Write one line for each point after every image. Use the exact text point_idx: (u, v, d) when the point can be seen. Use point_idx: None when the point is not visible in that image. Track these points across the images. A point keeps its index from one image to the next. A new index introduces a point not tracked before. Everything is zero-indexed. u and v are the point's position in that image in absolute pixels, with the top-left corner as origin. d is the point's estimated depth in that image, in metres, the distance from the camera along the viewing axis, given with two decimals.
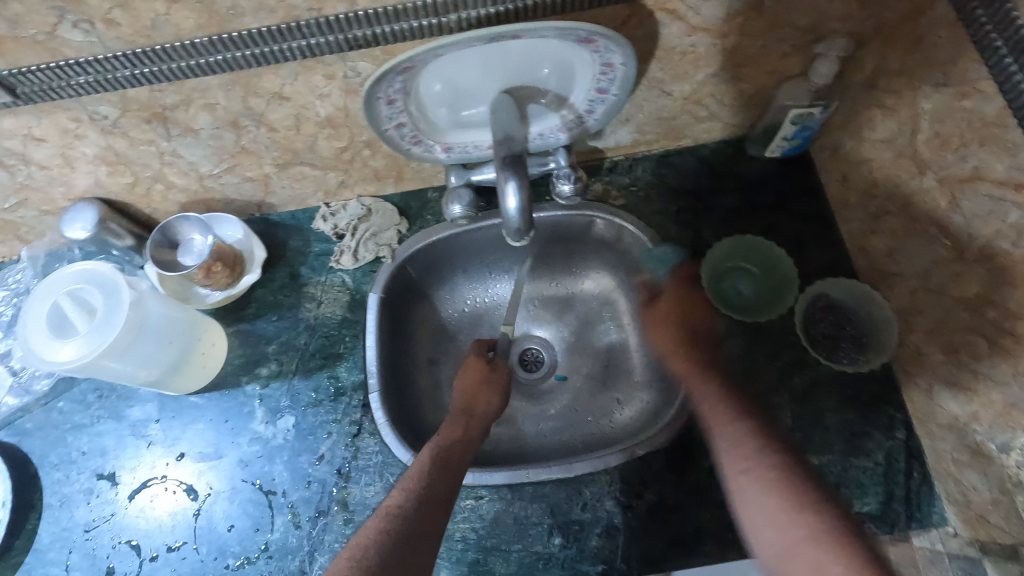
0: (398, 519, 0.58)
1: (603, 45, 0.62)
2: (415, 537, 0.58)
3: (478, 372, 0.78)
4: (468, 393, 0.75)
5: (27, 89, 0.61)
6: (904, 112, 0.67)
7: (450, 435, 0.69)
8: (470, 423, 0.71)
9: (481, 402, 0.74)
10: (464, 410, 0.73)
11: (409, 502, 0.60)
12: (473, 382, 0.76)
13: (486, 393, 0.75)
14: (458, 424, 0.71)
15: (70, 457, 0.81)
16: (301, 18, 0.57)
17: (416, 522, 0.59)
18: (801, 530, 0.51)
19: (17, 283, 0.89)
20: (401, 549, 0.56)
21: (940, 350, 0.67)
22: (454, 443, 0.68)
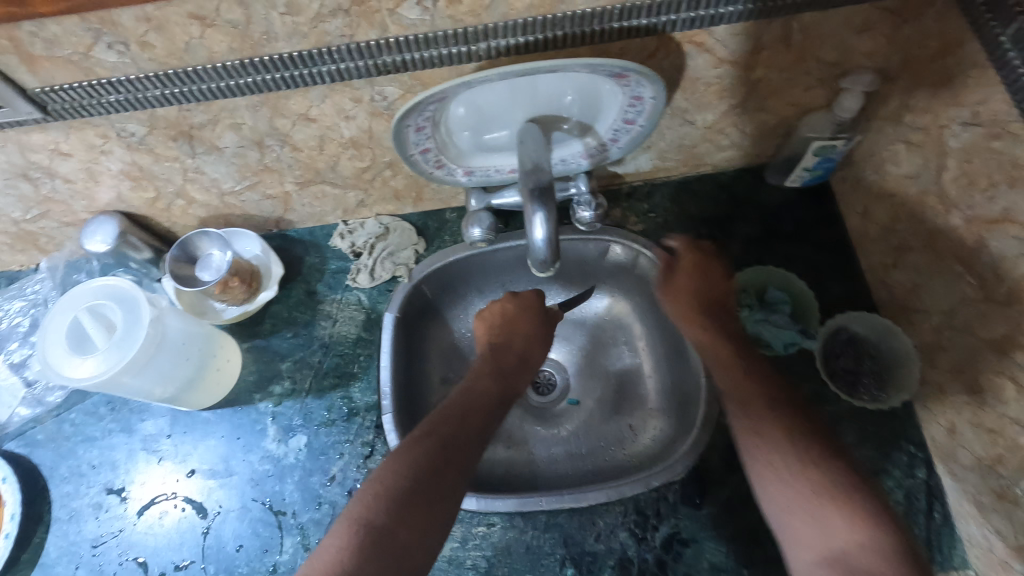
0: (444, 441, 0.58)
1: (635, 80, 0.62)
2: (456, 461, 0.57)
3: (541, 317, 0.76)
4: (529, 340, 0.73)
5: (58, 106, 0.61)
6: (930, 149, 0.67)
7: (507, 380, 0.69)
8: (528, 370, 0.72)
9: (538, 350, 0.74)
10: (523, 357, 0.72)
11: (453, 431, 0.59)
12: (534, 331, 0.74)
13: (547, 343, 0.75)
14: (518, 370, 0.70)
15: (80, 471, 0.80)
16: (333, 43, 0.58)
17: (460, 448, 0.58)
18: (806, 479, 0.54)
19: (35, 294, 0.89)
20: (440, 467, 0.55)
21: (964, 389, 0.66)
22: (508, 390, 0.68)
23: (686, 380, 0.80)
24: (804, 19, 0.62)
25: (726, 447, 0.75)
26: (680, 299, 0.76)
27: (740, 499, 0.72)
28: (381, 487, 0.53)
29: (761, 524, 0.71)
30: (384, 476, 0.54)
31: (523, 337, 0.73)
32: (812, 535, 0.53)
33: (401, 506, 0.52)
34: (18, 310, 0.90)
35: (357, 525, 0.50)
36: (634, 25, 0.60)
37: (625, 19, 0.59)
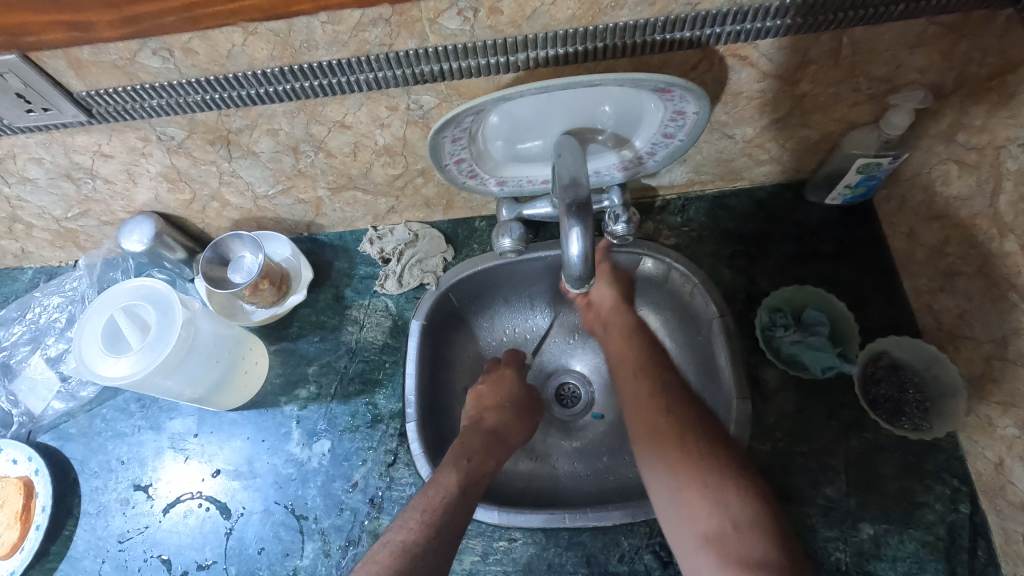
0: (417, 536, 0.60)
1: (679, 94, 0.61)
2: (433, 554, 0.59)
3: (510, 394, 0.81)
4: (498, 414, 0.77)
5: (102, 110, 0.63)
6: (985, 171, 0.64)
7: (475, 461, 0.70)
8: (496, 450, 0.73)
9: (510, 432, 0.77)
10: (491, 435, 0.74)
11: (427, 522, 0.62)
12: (502, 405, 0.79)
13: (517, 420, 0.79)
14: (490, 449, 0.73)
15: (109, 466, 0.82)
16: (372, 52, 0.58)
17: (422, 559, 0.59)
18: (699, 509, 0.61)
19: (72, 291, 0.91)
20: (418, 561, 0.58)
21: (1015, 424, 0.63)
22: (477, 471, 0.69)
23: (716, 399, 0.78)
24: (854, 34, 0.60)
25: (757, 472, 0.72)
26: (619, 349, 0.78)
27: None
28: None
29: None
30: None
31: (492, 412, 0.78)
32: None
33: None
34: (55, 306, 0.91)
35: None
36: (678, 38, 0.58)
37: (668, 31, 0.58)
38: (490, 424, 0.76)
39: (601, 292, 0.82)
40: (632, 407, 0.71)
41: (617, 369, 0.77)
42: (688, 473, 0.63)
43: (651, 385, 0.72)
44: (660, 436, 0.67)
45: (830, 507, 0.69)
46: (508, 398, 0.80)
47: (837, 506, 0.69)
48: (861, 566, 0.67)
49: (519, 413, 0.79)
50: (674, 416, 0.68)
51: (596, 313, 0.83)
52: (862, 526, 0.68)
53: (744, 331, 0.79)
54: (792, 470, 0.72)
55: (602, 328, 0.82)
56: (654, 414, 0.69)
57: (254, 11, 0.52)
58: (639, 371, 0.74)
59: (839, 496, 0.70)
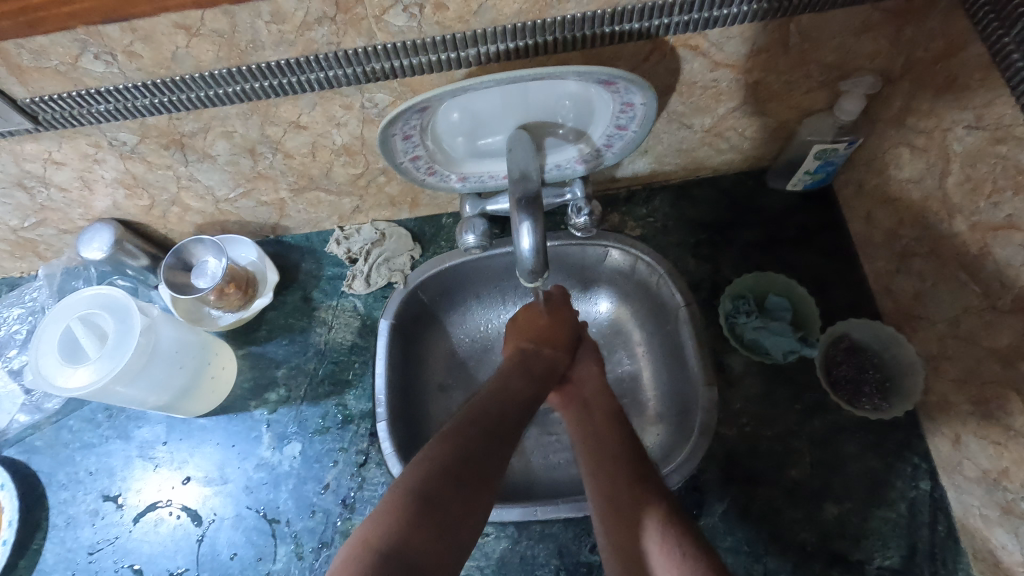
0: (478, 422, 0.61)
1: (624, 86, 0.61)
2: (509, 436, 0.62)
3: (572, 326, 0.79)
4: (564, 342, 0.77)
5: (49, 117, 0.62)
6: (934, 153, 0.65)
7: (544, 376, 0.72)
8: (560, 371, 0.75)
9: (565, 357, 0.76)
10: (559, 355, 0.76)
11: (495, 412, 0.63)
12: (568, 330, 0.78)
13: (572, 349, 0.78)
14: (547, 372, 0.73)
15: (77, 477, 0.81)
16: (320, 51, 0.57)
17: (501, 439, 0.61)
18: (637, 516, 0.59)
19: (33, 301, 0.90)
20: (495, 438, 0.60)
21: (969, 400, 0.65)
22: (544, 384, 0.72)
23: (683, 386, 0.79)
24: (801, 21, 0.61)
25: (724, 457, 0.73)
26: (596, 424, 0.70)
27: (739, 511, 0.70)
28: (448, 446, 0.57)
29: (760, 537, 0.69)
30: (442, 445, 0.57)
31: (548, 339, 0.77)
32: None
33: (471, 462, 0.56)
34: (16, 318, 0.90)
35: (403, 487, 0.53)
36: (626, 29, 0.59)
37: (617, 23, 0.58)
38: (549, 348, 0.76)
39: (585, 368, 0.78)
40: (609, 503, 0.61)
41: (587, 453, 0.67)
42: (667, 566, 0.54)
43: (623, 471, 0.63)
44: (641, 525, 0.58)
45: (795, 489, 0.70)
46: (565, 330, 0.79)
47: (802, 488, 0.70)
48: (827, 546, 0.68)
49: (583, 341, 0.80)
50: (655, 505, 0.59)
51: (576, 390, 0.76)
52: (826, 506, 0.69)
53: (710, 318, 0.80)
54: (758, 455, 0.73)
55: (583, 407, 0.73)
56: (632, 505, 0.60)
57: (189, 5, 0.51)
58: (614, 455, 0.65)
59: (804, 478, 0.71)
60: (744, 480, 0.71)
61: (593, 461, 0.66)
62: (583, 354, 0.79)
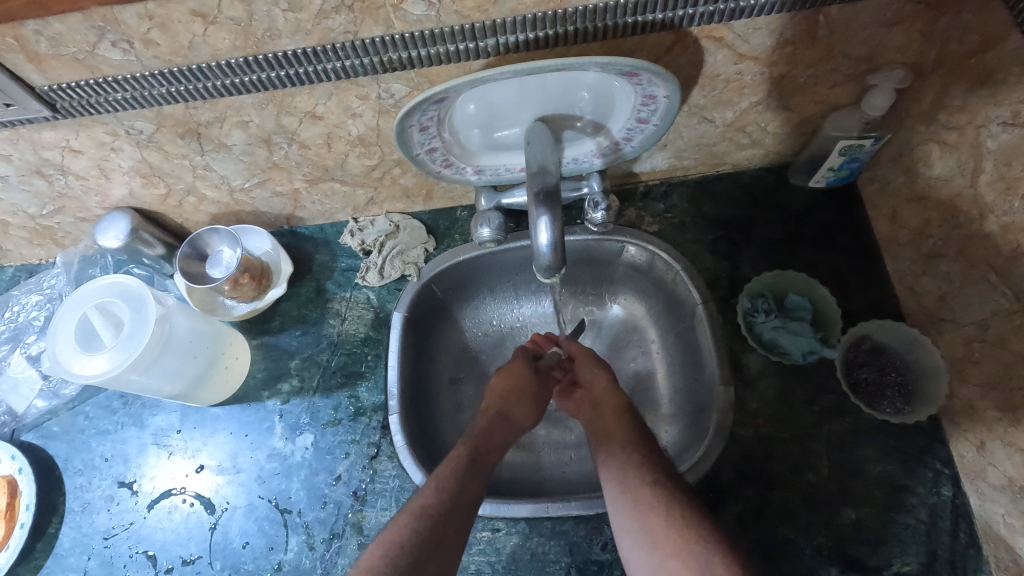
0: (418, 516, 0.57)
1: (647, 78, 0.60)
2: (454, 522, 0.58)
3: (517, 381, 0.76)
4: (505, 399, 0.74)
5: (67, 105, 0.62)
6: (966, 151, 0.63)
7: (482, 437, 0.68)
8: (505, 433, 0.71)
9: (517, 412, 0.73)
10: (499, 415, 0.72)
11: (443, 490, 0.60)
12: (514, 388, 0.75)
13: (526, 403, 0.75)
14: (494, 426, 0.70)
15: (93, 463, 0.82)
16: (337, 41, 0.57)
17: (447, 527, 0.58)
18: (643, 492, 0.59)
19: (51, 288, 0.91)
20: (436, 528, 0.57)
21: (996, 406, 0.63)
22: (485, 446, 0.68)
23: (699, 385, 0.78)
24: (831, 12, 0.59)
25: (739, 458, 0.72)
26: (603, 424, 0.70)
27: (753, 513, 0.69)
28: (383, 548, 0.54)
29: (774, 539, 0.68)
30: (382, 546, 0.54)
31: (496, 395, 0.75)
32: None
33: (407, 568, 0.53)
34: (34, 304, 0.91)
35: None
36: (649, 20, 0.57)
37: (640, 13, 0.56)
38: (493, 406, 0.73)
39: (589, 371, 0.78)
40: (617, 485, 0.62)
41: (602, 443, 0.68)
42: (670, 539, 0.54)
43: (632, 455, 0.64)
44: (648, 504, 0.58)
45: (811, 492, 0.69)
46: (511, 385, 0.76)
47: (819, 492, 0.69)
48: (844, 551, 0.66)
49: (531, 398, 0.76)
50: (661, 485, 0.59)
51: (586, 394, 0.76)
52: (844, 510, 0.68)
53: (727, 317, 0.79)
54: (775, 456, 0.71)
55: (592, 406, 0.74)
56: (642, 486, 0.60)
57: None
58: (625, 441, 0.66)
59: (822, 481, 0.70)
60: (759, 482, 0.70)
61: (606, 450, 0.66)
62: (582, 363, 0.79)
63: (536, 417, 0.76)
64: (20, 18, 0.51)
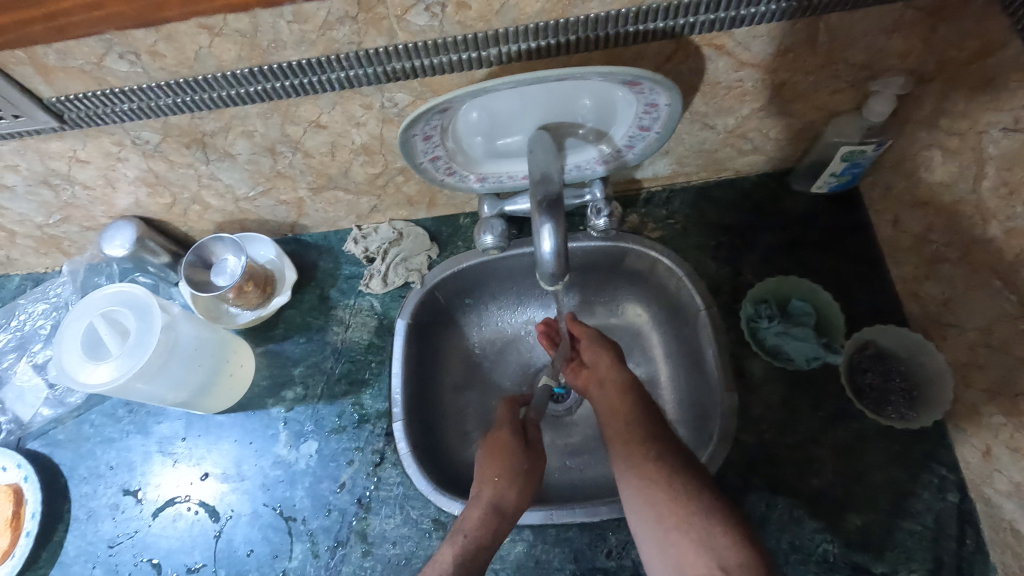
0: None
1: (649, 86, 0.60)
2: None
3: (510, 463, 0.71)
4: (496, 484, 0.69)
5: (74, 116, 0.62)
6: (967, 156, 0.64)
7: (471, 538, 0.65)
8: (499, 525, 0.66)
9: (510, 496, 0.68)
10: (492, 507, 0.67)
11: None
12: (508, 471, 0.70)
13: (519, 477, 0.70)
14: (486, 523, 0.66)
15: (98, 471, 0.82)
16: (341, 51, 0.57)
17: None
18: (646, 466, 0.61)
19: (57, 297, 0.92)
20: None
21: (1001, 411, 0.63)
22: (476, 549, 0.64)
23: (703, 391, 0.78)
24: (831, 20, 0.59)
25: (744, 464, 0.71)
26: (612, 405, 0.70)
27: (759, 520, 0.69)
28: None
29: (780, 546, 0.67)
30: None
31: (489, 468, 0.71)
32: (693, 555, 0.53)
33: None
34: (40, 313, 0.92)
35: None
36: (650, 29, 0.58)
37: (641, 22, 0.57)
38: (487, 494, 0.68)
39: (592, 352, 0.78)
40: (636, 491, 0.60)
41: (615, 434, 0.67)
42: (674, 513, 0.56)
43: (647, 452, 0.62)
44: (649, 479, 0.60)
45: (817, 498, 0.69)
46: (500, 469, 0.71)
47: (825, 498, 0.69)
48: (850, 557, 0.66)
49: (525, 478, 0.71)
50: (662, 458, 0.61)
51: (591, 372, 0.76)
52: (849, 517, 0.68)
53: (730, 322, 0.79)
54: (780, 462, 0.71)
55: (596, 387, 0.74)
56: (665, 495, 0.58)
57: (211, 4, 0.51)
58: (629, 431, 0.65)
59: (827, 488, 0.69)
60: (764, 488, 0.70)
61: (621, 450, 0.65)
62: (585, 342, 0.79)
63: (532, 496, 0.70)
64: (32, 32, 0.52)
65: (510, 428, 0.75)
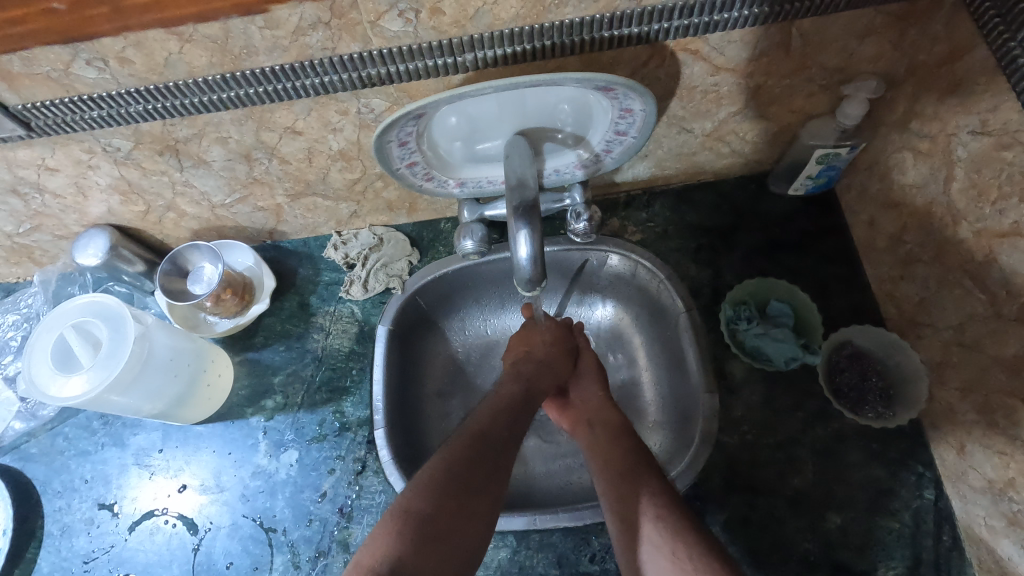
0: (473, 442, 0.58)
1: (623, 93, 0.60)
2: (508, 449, 0.60)
3: (554, 331, 0.79)
4: (548, 344, 0.77)
5: (41, 123, 0.61)
6: (938, 158, 0.65)
7: (534, 377, 0.71)
8: (549, 376, 0.73)
9: (559, 360, 0.76)
10: (544, 361, 0.74)
11: (500, 417, 0.63)
12: (554, 337, 0.78)
13: (564, 350, 0.77)
14: (540, 370, 0.73)
15: (73, 485, 0.80)
16: (315, 57, 0.57)
17: (500, 454, 0.59)
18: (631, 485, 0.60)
19: (28, 307, 0.90)
20: (490, 448, 0.58)
21: (974, 409, 0.64)
22: (536, 386, 0.71)
23: (685, 393, 0.78)
24: (803, 25, 0.60)
25: (725, 465, 0.72)
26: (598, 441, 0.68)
27: (740, 520, 0.69)
28: (428, 481, 0.53)
29: (762, 547, 0.68)
30: (439, 460, 0.56)
31: (520, 379, 0.70)
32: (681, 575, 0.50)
33: (450, 489, 0.53)
34: (10, 324, 0.90)
35: (398, 511, 0.51)
36: (625, 34, 0.58)
37: (616, 27, 0.57)
38: (539, 352, 0.76)
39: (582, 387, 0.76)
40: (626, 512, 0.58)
41: (605, 462, 0.65)
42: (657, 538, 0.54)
43: (631, 488, 0.59)
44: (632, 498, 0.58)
45: (798, 498, 0.70)
46: (528, 386, 0.70)
47: (805, 498, 0.69)
48: (830, 556, 0.67)
49: (570, 349, 0.78)
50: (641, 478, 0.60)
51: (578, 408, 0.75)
52: (829, 516, 0.68)
53: (710, 324, 0.79)
54: (761, 462, 0.72)
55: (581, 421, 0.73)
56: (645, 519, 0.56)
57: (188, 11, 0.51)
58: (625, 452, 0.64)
59: (807, 487, 0.70)
60: (746, 489, 0.71)
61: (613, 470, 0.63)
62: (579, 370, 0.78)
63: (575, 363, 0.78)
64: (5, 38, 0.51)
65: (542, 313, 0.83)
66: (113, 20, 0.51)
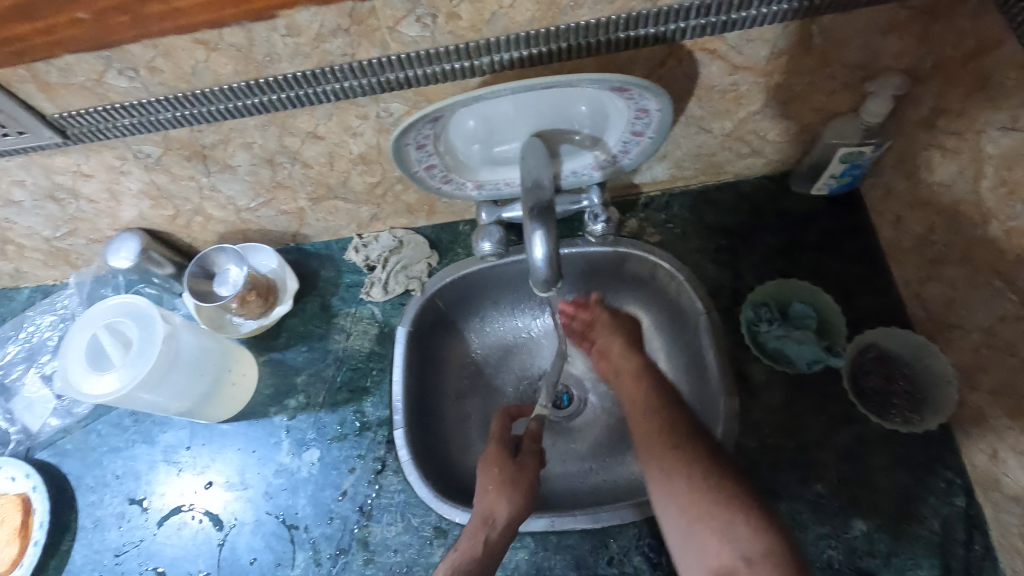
0: None
1: (638, 93, 0.60)
2: None
3: (499, 472, 0.70)
4: (488, 494, 0.68)
5: (77, 131, 0.64)
6: (966, 155, 0.63)
7: (463, 549, 0.63)
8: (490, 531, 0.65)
9: (502, 507, 0.67)
10: (482, 519, 0.66)
11: None
12: (498, 481, 0.69)
13: (511, 493, 0.68)
14: (475, 534, 0.65)
15: (105, 481, 0.83)
16: (335, 63, 0.58)
17: None
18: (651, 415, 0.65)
19: (64, 309, 0.94)
20: None
21: (1006, 414, 0.62)
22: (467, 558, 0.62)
23: (705, 395, 0.77)
24: (824, 22, 0.59)
25: (746, 469, 0.71)
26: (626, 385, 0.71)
27: None
28: None
29: None
30: None
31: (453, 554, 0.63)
32: (693, 495, 0.56)
33: None
34: (48, 325, 0.93)
35: None
36: (642, 34, 0.58)
37: (632, 28, 0.57)
38: (479, 508, 0.67)
39: (605, 335, 0.79)
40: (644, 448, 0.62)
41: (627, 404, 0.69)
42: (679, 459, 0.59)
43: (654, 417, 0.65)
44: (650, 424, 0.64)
45: (821, 504, 0.68)
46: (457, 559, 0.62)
47: (828, 503, 0.68)
48: (855, 564, 0.65)
49: (513, 487, 0.69)
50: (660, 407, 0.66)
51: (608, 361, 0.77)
52: (855, 522, 0.67)
53: (730, 326, 0.78)
54: (782, 466, 0.70)
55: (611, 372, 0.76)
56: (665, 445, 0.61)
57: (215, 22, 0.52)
58: (650, 407, 0.66)
59: (830, 492, 0.68)
60: (767, 493, 0.69)
61: (635, 415, 0.67)
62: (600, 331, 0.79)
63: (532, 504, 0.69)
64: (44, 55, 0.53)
65: (498, 445, 0.74)
66: (140, 28, 0.52)
